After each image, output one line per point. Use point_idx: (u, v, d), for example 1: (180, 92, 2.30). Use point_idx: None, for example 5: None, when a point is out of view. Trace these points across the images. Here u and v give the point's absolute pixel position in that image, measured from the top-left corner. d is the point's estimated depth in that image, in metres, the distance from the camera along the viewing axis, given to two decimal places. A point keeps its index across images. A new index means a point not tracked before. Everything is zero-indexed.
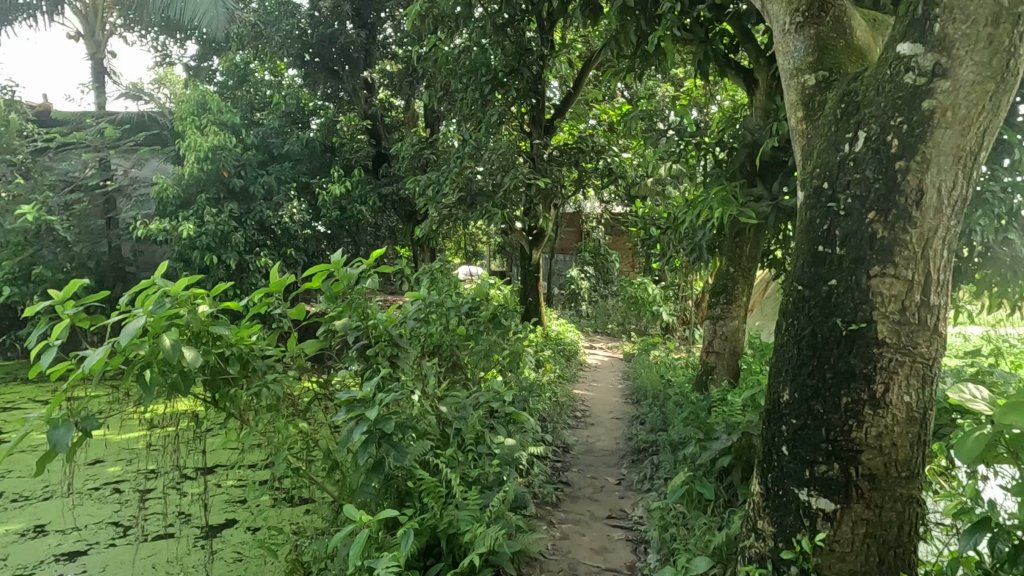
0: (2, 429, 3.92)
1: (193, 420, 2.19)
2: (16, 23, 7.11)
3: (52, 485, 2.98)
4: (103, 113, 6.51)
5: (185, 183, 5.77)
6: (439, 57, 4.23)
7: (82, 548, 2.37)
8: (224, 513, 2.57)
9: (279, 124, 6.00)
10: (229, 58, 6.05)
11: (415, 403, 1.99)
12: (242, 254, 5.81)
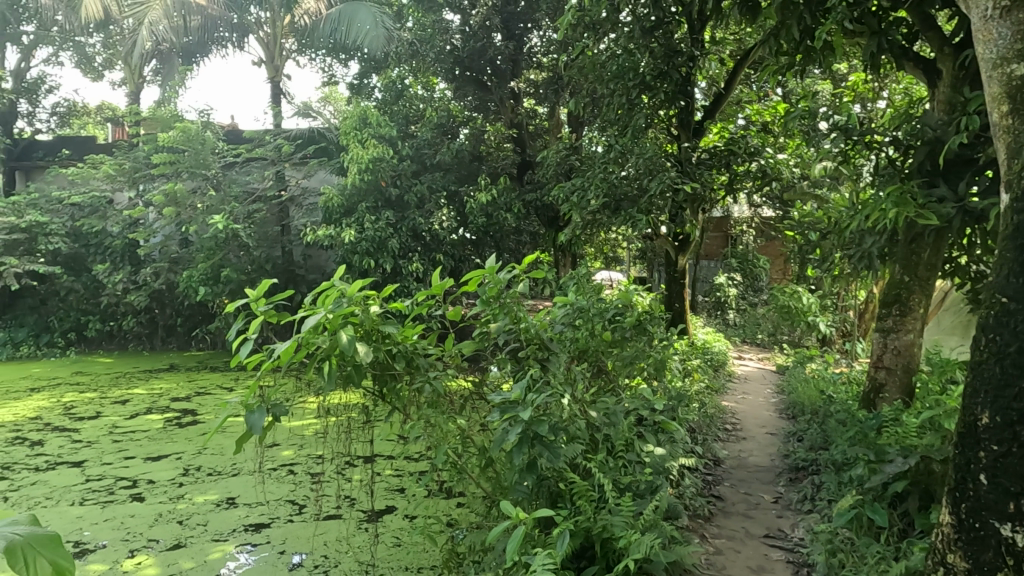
0: (200, 411, 4.47)
1: (361, 411, 2.37)
2: (213, 54, 8.09)
3: (239, 463, 3.35)
4: (280, 131, 7.19)
5: (348, 193, 6.25)
6: (586, 64, 4.26)
7: (266, 521, 2.65)
8: (385, 500, 2.75)
9: (431, 136, 6.33)
10: (387, 75, 6.46)
11: (566, 406, 2.02)
12: (397, 259, 6.19)
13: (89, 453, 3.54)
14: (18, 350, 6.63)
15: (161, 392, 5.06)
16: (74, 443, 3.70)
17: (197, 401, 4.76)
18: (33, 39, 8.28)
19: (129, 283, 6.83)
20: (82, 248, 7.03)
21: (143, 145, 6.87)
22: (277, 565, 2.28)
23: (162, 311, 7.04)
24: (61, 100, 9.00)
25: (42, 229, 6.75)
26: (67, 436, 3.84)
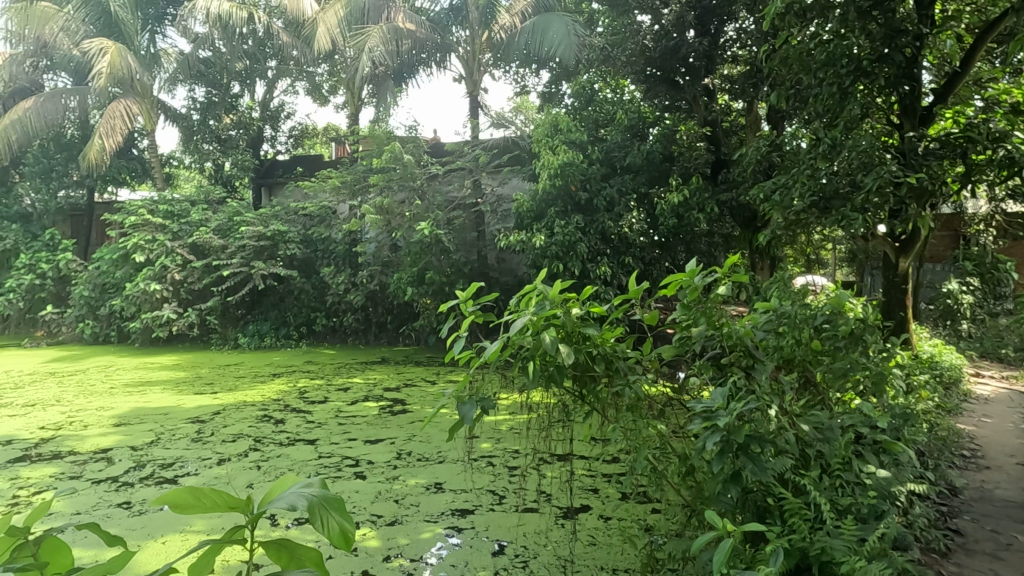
0: (408, 401, 4.90)
1: (561, 410, 2.44)
2: (421, 74, 8.86)
3: (444, 451, 3.62)
4: (478, 142, 7.65)
5: (539, 198, 6.43)
6: (791, 54, 4.00)
7: (470, 508, 2.82)
8: (579, 498, 2.81)
9: (621, 138, 6.33)
10: (578, 81, 6.62)
11: (773, 417, 1.91)
12: (586, 262, 6.23)
13: (320, 433, 4.03)
14: (262, 340, 7.70)
15: (375, 382, 5.62)
16: (308, 423, 4.25)
17: (405, 392, 5.21)
18: (276, 73, 9.57)
19: (349, 284, 7.64)
20: (312, 253, 8.00)
21: (362, 160, 7.67)
22: (481, 550, 2.42)
23: (376, 309, 7.80)
24: (296, 124, 10.30)
25: (281, 237, 7.80)
26: (302, 417, 4.40)
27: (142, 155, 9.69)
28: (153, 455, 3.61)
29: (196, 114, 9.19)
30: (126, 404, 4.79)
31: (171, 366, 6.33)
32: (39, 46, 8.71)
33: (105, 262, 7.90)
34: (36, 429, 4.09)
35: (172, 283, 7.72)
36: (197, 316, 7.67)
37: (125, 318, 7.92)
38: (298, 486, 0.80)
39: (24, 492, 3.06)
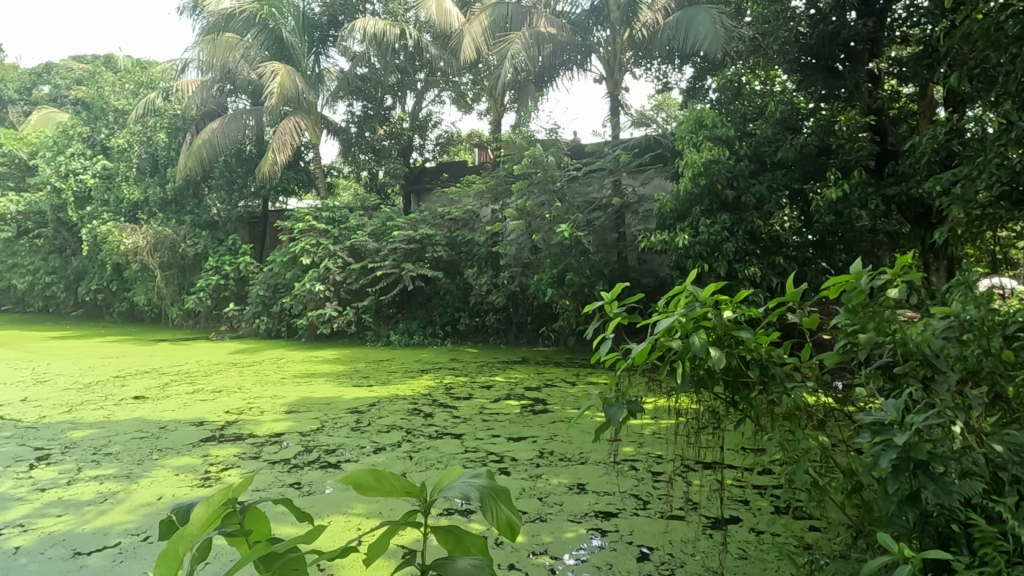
0: (549, 401, 4.95)
1: (711, 416, 2.34)
2: (561, 78, 8.99)
3: (586, 453, 3.62)
4: (619, 142, 7.67)
5: (682, 198, 6.21)
6: (976, 30, 3.54)
7: (613, 511, 2.80)
8: (728, 509, 2.70)
9: (772, 132, 5.96)
10: (724, 75, 6.34)
11: (958, 435, 1.70)
12: (733, 263, 5.94)
13: (466, 428, 4.19)
14: (411, 338, 8.13)
15: (517, 381, 5.74)
16: (454, 418, 4.42)
17: (546, 392, 5.28)
18: (424, 85, 10.01)
19: (492, 285, 7.86)
20: (456, 255, 8.32)
21: (504, 165, 7.81)
22: (626, 555, 2.39)
23: (516, 310, 7.98)
24: (442, 131, 10.75)
25: (429, 240, 8.17)
26: (449, 412, 4.60)
27: (308, 167, 10.61)
28: (318, 441, 3.94)
29: (355, 127, 9.94)
30: (295, 393, 5.27)
31: (332, 360, 6.87)
32: (225, 73, 9.74)
33: (277, 265, 8.72)
34: (222, 413, 4.61)
35: (333, 284, 8.31)
36: (354, 314, 8.24)
37: (293, 315, 8.70)
38: (462, 476, 0.81)
39: (214, 467, 3.46)
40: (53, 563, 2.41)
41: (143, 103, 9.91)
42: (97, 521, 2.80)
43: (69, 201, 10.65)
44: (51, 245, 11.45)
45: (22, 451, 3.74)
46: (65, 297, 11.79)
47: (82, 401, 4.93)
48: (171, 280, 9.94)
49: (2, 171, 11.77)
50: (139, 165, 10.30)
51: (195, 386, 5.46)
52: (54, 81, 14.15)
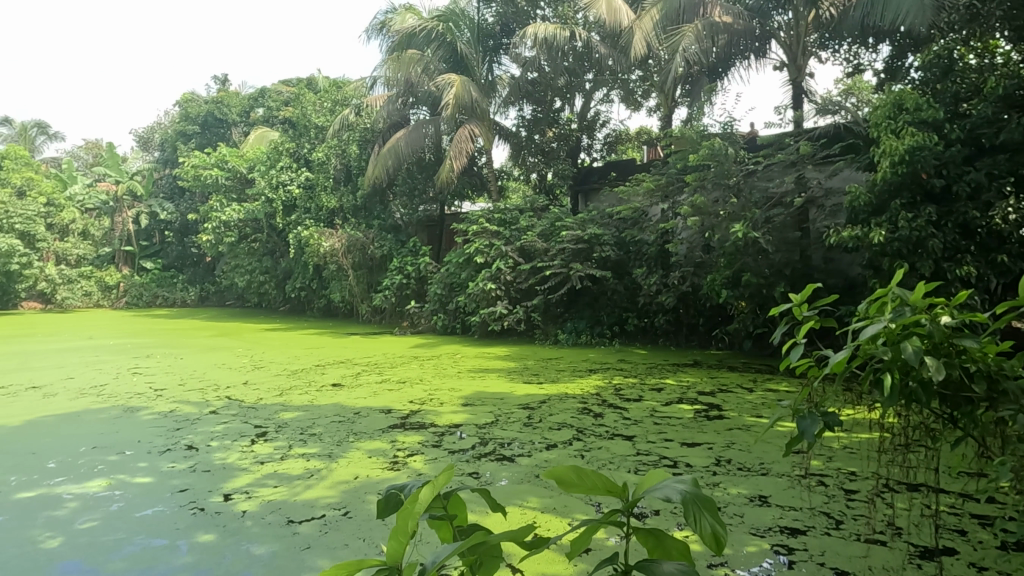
0: (725, 406, 4.73)
1: (923, 435, 2.08)
2: (738, 67, 8.69)
3: (767, 463, 3.41)
4: (803, 132, 7.25)
5: (878, 189, 5.60)
6: None
7: (801, 528, 2.60)
8: (940, 539, 2.40)
9: (992, 112, 5.18)
10: (931, 50, 5.60)
11: None
12: (941, 262, 5.25)
13: (637, 430, 4.12)
14: (579, 337, 8.18)
15: (689, 385, 5.55)
16: (625, 419, 4.37)
17: (721, 397, 5.04)
18: (593, 84, 9.98)
19: (661, 284, 7.67)
20: (625, 255, 8.22)
21: (676, 162, 7.58)
22: None
23: (687, 311, 7.73)
24: (610, 130, 10.68)
25: (597, 240, 8.12)
26: (619, 413, 4.55)
27: (482, 171, 11.04)
28: (493, 434, 4.09)
29: (525, 130, 10.21)
30: (471, 387, 5.51)
31: (503, 357, 7.11)
32: (408, 86, 10.32)
33: (452, 265, 9.20)
34: (406, 402, 4.96)
35: (504, 283, 8.58)
36: (524, 313, 8.45)
37: (468, 313, 9.13)
38: (664, 480, 0.77)
39: (401, 453, 3.73)
40: (271, 528, 2.75)
41: (338, 119, 10.96)
42: (305, 494, 3.14)
43: (279, 209, 12.07)
44: (265, 248, 13.04)
45: (245, 428, 4.30)
46: (275, 294, 13.39)
47: (291, 386, 5.56)
48: (361, 279, 10.90)
49: (227, 185, 13.62)
50: (335, 175, 11.40)
51: (383, 377, 5.92)
52: (267, 103, 16.09)
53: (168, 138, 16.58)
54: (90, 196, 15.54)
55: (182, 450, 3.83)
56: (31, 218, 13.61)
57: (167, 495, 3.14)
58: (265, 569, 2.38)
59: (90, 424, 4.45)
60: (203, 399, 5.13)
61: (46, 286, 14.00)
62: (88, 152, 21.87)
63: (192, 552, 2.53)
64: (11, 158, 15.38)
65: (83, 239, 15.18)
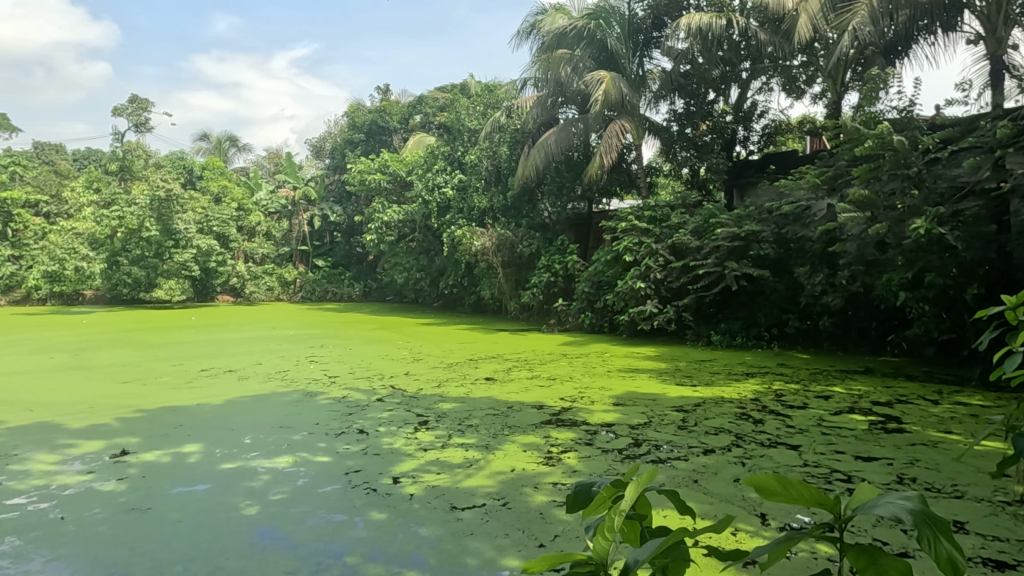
0: (907, 419, 4.29)
1: None
2: (921, 44, 7.96)
3: (962, 485, 3.05)
4: (1003, 112, 6.37)
5: None
6: None
7: (1009, 562, 2.29)
8: None
9: None
10: None
11: None
12: None
13: (803, 439, 3.86)
14: (734, 339, 7.83)
15: (862, 394, 5.09)
16: (789, 427, 4.11)
17: (900, 409, 4.58)
18: (750, 73, 9.48)
19: (827, 284, 7.13)
20: (786, 253, 7.73)
21: (844, 152, 6.98)
22: None
23: (856, 314, 7.23)
24: (769, 121, 10.08)
25: (755, 237, 7.68)
26: (782, 420, 4.29)
27: (631, 168, 10.88)
28: (647, 435, 4.02)
29: (677, 125, 9.91)
30: (621, 386, 5.47)
31: (653, 357, 6.96)
32: (558, 86, 10.40)
33: (600, 263, 9.16)
34: (557, 399, 5.01)
35: (654, 282, 8.40)
36: (675, 312, 8.22)
37: (615, 312, 9.07)
38: (884, 498, 0.70)
39: (554, 448, 3.79)
40: (436, 512, 2.90)
41: (490, 121, 11.33)
42: (465, 482, 3.28)
43: (434, 210, 12.69)
44: (421, 247, 13.78)
45: (408, 416, 4.57)
46: (430, 290, 14.11)
47: (449, 378, 5.85)
48: (511, 276, 11.19)
49: (389, 188, 14.55)
50: (485, 176, 11.79)
51: (533, 373, 6.04)
52: (424, 110, 16.95)
53: (338, 145, 18.02)
54: (272, 201, 17.29)
55: (354, 434, 4.15)
56: (226, 221, 15.41)
57: (344, 474, 3.42)
58: (433, 551, 2.52)
59: (277, 406, 4.96)
60: (370, 387, 5.54)
61: (237, 281, 15.80)
62: (271, 161, 24.32)
63: (368, 528, 2.74)
64: (210, 168, 17.49)
65: (267, 240, 16.92)
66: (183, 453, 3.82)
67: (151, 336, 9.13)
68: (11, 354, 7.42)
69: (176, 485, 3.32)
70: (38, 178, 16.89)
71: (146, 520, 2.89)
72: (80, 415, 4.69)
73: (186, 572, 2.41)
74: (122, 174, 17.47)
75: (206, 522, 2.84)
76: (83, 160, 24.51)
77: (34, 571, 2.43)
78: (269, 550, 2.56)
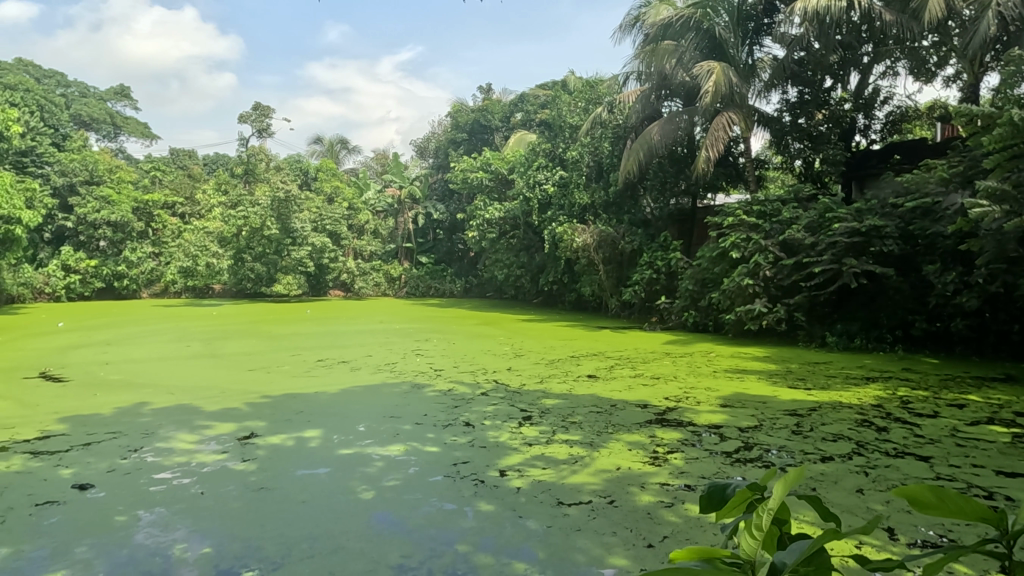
0: None
1: None
2: None
3: None
4: None
5: None
6: None
7: None
8: None
9: None
10: None
11: None
12: None
13: (935, 450, 3.58)
14: (851, 341, 7.37)
15: (1003, 403, 4.65)
16: (918, 437, 3.82)
17: None
18: (873, 57, 8.89)
19: (960, 283, 6.57)
20: (912, 249, 7.19)
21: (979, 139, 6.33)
22: None
23: (994, 316, 6.64)
24: (894, 107, 9.39)
25: (877, 232, 7.17)
26: (909, 429, 4.00)
27: (738, 161, 10.49)
28: (757, 439, 3.87)
29: (789, 115, 9.46)
30: (729, 387, 5.29)
31: (762, 358, 6.68)
32: (662, 79, 10.20)
33: (705, 259, 8.88)
34: (662, 399, 4.92)
35: (763, 279, 8.06)
36: (786, 312, 7.84)
37: (721, 311, 8.78)
38: None
39: (661, 448, 3.72)
40: (542, 507, 2.93)
41: (591, 117, 11.26)
42: (570, 478, 3.29)
43: (535, 207, 12.79)
44: (522, 244, 13.90)
45: (512, 410, 4.65)
46: (529, 287, 14.22)
47: (551, 374, 5.88)
48: (612, 273, 11.09)
49: (490, 185, 14.79)
50: (587, 172, 11.76)
51: (636, 372, 5.97)
52: (526, 107, 17.12)
53: (442, 145, 18.54)
54: (380, 200, 18.03)
55: (461, 426, 4.27)
56: (338, 220, 16.23)
57: (452, 464, 3.53)
58: (541, 544, 2.55)
59: (387, 396, 5.18)
60: (474, 381, 5.67)
61: (347, 277, 16.60)
62: (378, 162, 25.36)
63: (477, 518, 2.81)
64: (323, 170, 18.47)
65: (374, 237, 17.67)
66: (305, 438, 4.07)
67: (273, 328, 9.79)
68: (155, 342, 8.18)
69: (300, 467, 3.54)
70: (175, 181, 18.46)
71: (273, 499, 3.11)
72: (213, 399, 5.10)
73: (311, 549, 2.57)
74: (246, 176, 18.78)
75: (327, 504, 3.02)
76: (212, 164, 26.54)
77: (180, 539, 2.68)
78: (385, 534, 2.68)
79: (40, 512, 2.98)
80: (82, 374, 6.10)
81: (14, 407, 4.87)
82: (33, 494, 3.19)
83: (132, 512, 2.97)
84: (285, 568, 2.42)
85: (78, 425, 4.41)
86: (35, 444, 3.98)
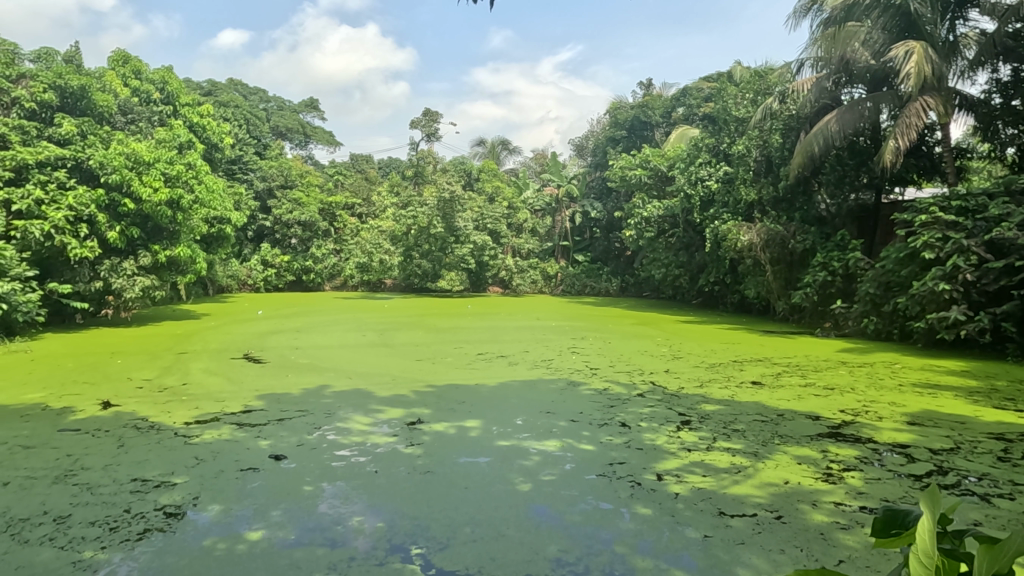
0: None
1: None
2: None
3: None
4: None
5: None
6: None
7: None
8: None
9: None
10: None
11: None
12: None
13: None
14: None
15: None
16: None
17: None
18: None
19: None
20: None
21: None
22: None
23: None
24: None
25: None
26: None
27: (933, 151, 9.41)
28: (954, 463, 3.44)
29: (998, 98, 8.40)
30: (917, 403, 4.76)
31: (958, 372, 5.94)
32: (842, 64, 9.38)
33: (890, 260, 8.04)
34: (836, 411, 4.54)
35: (963, 284, 7.14)
36: (991, 321, 6.87)
37: (908, 317, 7.91)
38: None
39: (835, 465, 3.43)
40: (703, 515, 2.82)
41: (761, 109, 10.73)
42: (732, 489, 3.15)
43: (696, 204, 12.35)
44: (682, 242, 13.48)
45: (670, 413, 4.54)
46: (688, 287, 13.78)
47: (711, 378, 5.66)
48: (780, 275, 10.37)
49: (649, 183, 14.50)
50: (754, 167, 11.17)
51: (807, 380, 5.57)
52: (689, 102, 16.75)
53: (600, 143, 18.54)
54: (539, 199, 18.43)
55: (617, 426, 4.24)
56: (498, 219, 16.87)
57: (608, 464, 3.51)
58: (701, 554, 2.46)
59: (543, 392, 5.28)
60: (630, 381, 5.61)
61: (506, 274, 17.13)
62: (536, 162, 25.90)
63: (635, 521, 2.78)
64: (486, 171, 19.22)
65: (532, 235, 18.06)
66: (466, 427, 4.26)
67: (439, 320, 10.41)
68: (335, 331, 9.01)
69: (462, 455, 3.72)
70: (354, 184, 20.15)
71: (438, 482, 3.30)
72: (384, 386, 5.52)
73: (474, 534, 2.69)
74: (415, 178, 20.05)
75: (487, 492, 3.15)
76: (386, 168, 28.67)
77: (358, 512, 2.92)
78: (543, 527, 2.74)
79: (244, 476, 3.40)
80: (277, 357, 6.86)
81: (225, 384, 5.59)
82: (239, 460, 3.65)
83: (317, 484, 3.30)
84: (451, 550, 2.55)
85: (274, 402, 4.97)
86: (240, 416, 4.55)
